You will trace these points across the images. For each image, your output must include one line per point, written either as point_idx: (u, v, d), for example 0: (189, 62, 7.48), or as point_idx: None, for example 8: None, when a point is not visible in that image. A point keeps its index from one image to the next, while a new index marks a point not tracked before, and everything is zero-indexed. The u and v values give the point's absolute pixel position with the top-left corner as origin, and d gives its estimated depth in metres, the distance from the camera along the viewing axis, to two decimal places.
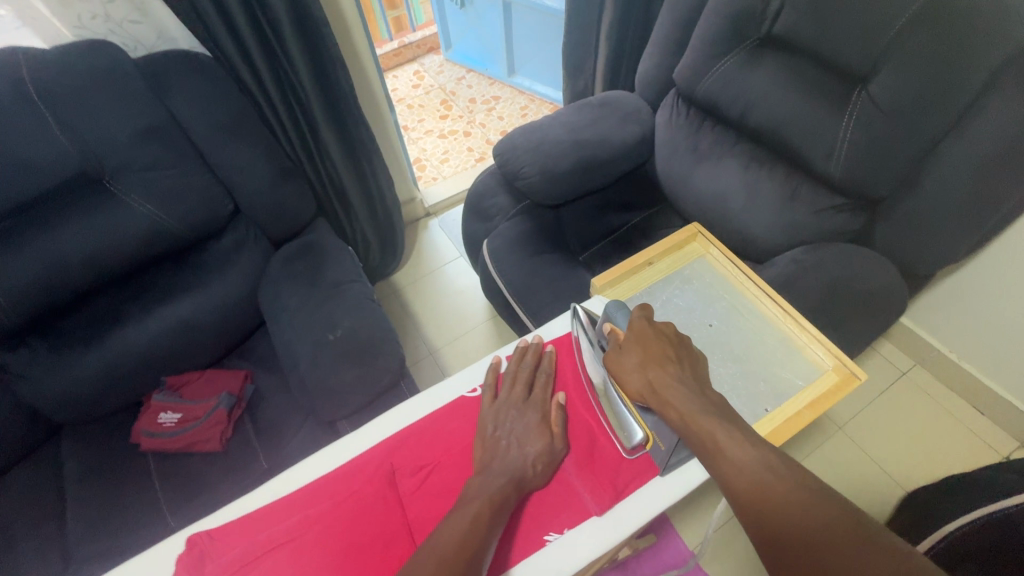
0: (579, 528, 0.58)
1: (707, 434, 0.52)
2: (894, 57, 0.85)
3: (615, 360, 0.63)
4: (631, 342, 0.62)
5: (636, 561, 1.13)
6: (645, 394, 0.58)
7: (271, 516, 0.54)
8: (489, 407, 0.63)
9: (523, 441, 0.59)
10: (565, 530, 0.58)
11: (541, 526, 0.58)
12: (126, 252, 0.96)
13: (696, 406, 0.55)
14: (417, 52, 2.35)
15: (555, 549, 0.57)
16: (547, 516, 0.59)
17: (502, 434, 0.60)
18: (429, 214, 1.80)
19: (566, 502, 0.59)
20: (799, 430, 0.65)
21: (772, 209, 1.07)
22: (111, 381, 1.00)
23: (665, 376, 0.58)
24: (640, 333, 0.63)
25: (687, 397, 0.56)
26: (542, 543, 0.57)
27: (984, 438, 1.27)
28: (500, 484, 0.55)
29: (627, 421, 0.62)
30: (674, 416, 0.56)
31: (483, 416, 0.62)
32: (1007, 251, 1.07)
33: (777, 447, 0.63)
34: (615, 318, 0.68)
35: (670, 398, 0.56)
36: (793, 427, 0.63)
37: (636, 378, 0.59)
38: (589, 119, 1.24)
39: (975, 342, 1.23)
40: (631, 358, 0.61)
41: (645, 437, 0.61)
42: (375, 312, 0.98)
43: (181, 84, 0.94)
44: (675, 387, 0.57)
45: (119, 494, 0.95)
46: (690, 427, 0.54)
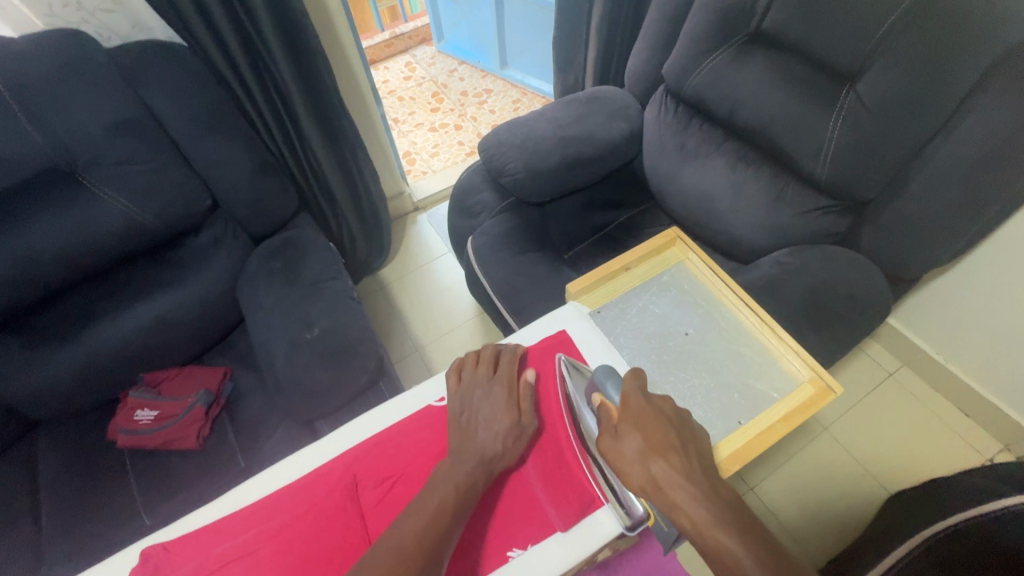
0: (544, 544, 0.57)
1: (728, 551, 0.48)
2: (884, 57, 0.83)
3: (613, 448, 0.56)
4: (630, 428, 0.56)
5: (617, 561, 1.13)
6: (649, 492, 0.52)
7: (230, 527, 0.52)
8: (454, 390, 0.62)
9: (488, 423, 0.58)
10: (529, 546, 0.57)
11: (504, 540, 0.57)
12: (101, 248, 0.95)
13: (710, 514, 0.50)
14: (409, 43, 2.32)
15: (517, 565, 0.56)
16: (511, 531, 0.58)
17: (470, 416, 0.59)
18: (418, 208, 1.78)
19: (530, 516, 0.59)
20: (771, 445, 0.64)
21: (758, 210, 1.06)
22: (87, 377, 0.98)
23: (673, 475, 0.53)
24: (640, 416, 0.57)
25: (698, 502, 0.51)
26: (505, 559, 0.56)
27: (969, 441, 1.27)
28: (466, 471, 0.54)
29: (626, 494, 0.59)
30: (687, 525, 0.50)
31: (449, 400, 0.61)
32: (995, 255, 1.06)
33: (748, 462, 0.62)
34: (605, 388, 0.61)
35: (679, 502, 0.51)
36: (765, 442, 0.63)
37: (638, 473, 0.53)
38: (576, 116, 1.22)
39: (962, 345, 1.23)
40: (632, 446, 0.55)
41: (645, 512, 0.59)
42: (354, 311, 0.97)
43: (156, 76, 0.92)
44: (685, 488, 0.52)
45: (94, 492, 0.94)
46: (706, 540, 0.49)
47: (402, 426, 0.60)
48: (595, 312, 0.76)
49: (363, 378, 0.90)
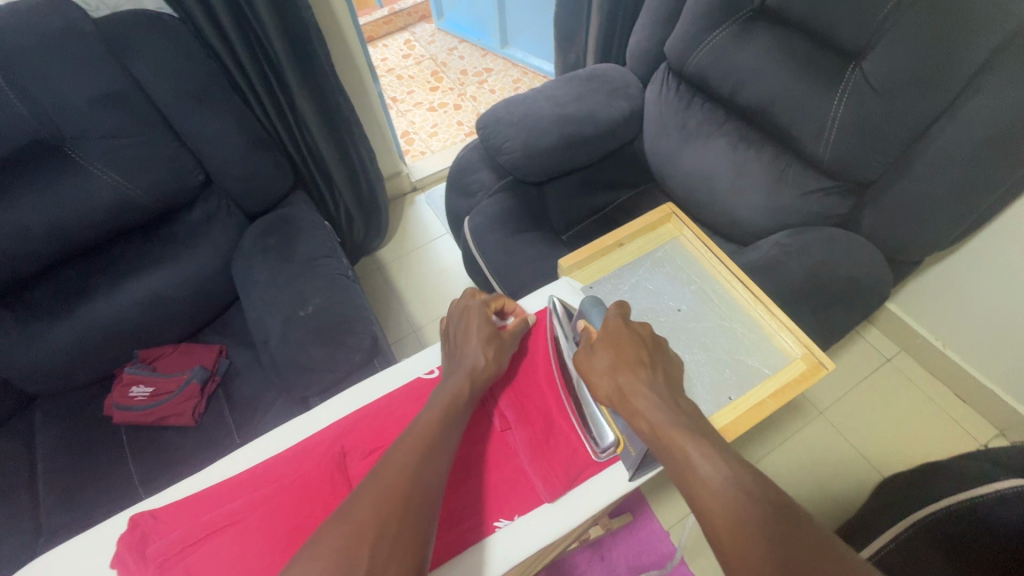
0: (531, 515, 0.58)
1: (680, 451, 0.49)
2: (890, 33, 0.81)
3: (586, 361, 0.60)
4: (605, 345, 0.60)
5: (610, 540, 1.15)
6: (613, 398, 0.56)
7: (217, 497, 0.51)
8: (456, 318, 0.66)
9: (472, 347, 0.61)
10: (515, 517, 0.58)
11: (492, 511, 0.58)
12: (95, 223, 0.94)
13: (668, 419, 0.52)
14: (408, 20, 2.27)
15: (505, 535, 0.57)
16: (498, 503, 0.59)
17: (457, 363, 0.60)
18: (416, 188, 1.77)
19: (517, 489, 0.59)
20: (763, 420, 0.63)
21: (758, 191, 1.05)
22: (81, 354, 0.98)
23: (637, 382, 0.56)
24: (614, 335, 0.60)
25: (658, 408, 0.53)
26: (492, 529, 0.57)
27: (964, 426, 1.27)
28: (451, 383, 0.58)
29: (598, 422, 0.61)
30: (645, 427, 0.53)
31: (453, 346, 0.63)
32: (999, 239, 1.05)
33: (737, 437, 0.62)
34: (590, 315, 0.65)
35: (639, 408, 0.54)
36: (755, 417, 0.62)
37: (605, 383, 0.57)
38: (575, 93, 1.20)
39: (961, 330, 1.22)
40: (603, 360, 0.58)
41: (615, 439, 0.60)
42: (348, 288, 0.96)
43: (145, 47, 0.90)
44: (646, 395, 0.55)
45: (91, 467, 0.95)
46: (661, 441, 0.51)
47: (384, 402, 0.58)
48: (588, 287, 0.75)
49: (357, 356, 0.90)
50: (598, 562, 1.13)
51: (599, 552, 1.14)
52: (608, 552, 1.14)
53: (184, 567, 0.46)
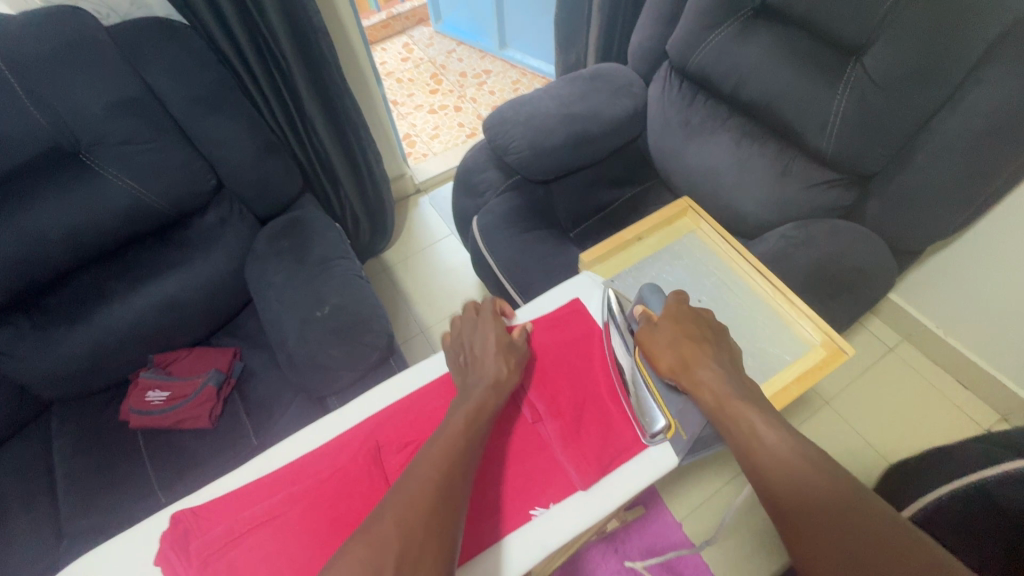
0: (565, 503, 0.59)
1: (742, 419, 0.54)
2: (889, 28, 0.83)
3: (648, 334, 0.63)
4: (669, 322, 0.64)
5: (624, 533, 1.16)
6: (676, 368, 0.60)
7: (256, 492, 0.52)
8: (455, 337, 0.65)
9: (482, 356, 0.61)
10: (550, 505, 0.59)
11: (527, 501, 0.59)
12: (110, 229, 0.95)
13: (733, 392, 0.57)
14: (406, 24, 2.29)
15: (540, 523, 0.58)
16: (534, 492, 0.59)
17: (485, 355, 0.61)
18: (420, 190, 1.78)
19: (551, 478, 0.60)
20: (785, 405, 0.65)
21: (763, 185, 1.07)
22: (97, 359, 0.99)
23: (701, 356, 0.60)
24: (678, 316, 0.64)
25: (722, 381, 0.58)
26: (527, 517, 0.58)
27: (968, 413, 1.29)
28: (475, 395, 0.57)
29: (650, 407, 0.63)
30: (708, 398, 0.57)
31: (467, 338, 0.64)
32: (997, 227, 1.07)
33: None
34: (649, 301, 0.68)
35: (703, 379, 0.58)
36: (779, 402, 0.63)
37: (668, 354, 0.61)
38: (580, 93, 1.22)
39: (963, 318, 1.24)
40: (667, 333, 0.62)
41: (665, 424, 0.62)
42: (362, 288, 0.97)
43: (158, 53, 0.91)
44: (711, 369, 0.59)
45: (110, 472, 0.95)
46: (723, 408, 0.56)
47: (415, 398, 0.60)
48: (607, 281, 0.77)
49: (374, 355, 0.91)
50: (613, 555, 1.14)
51: (613, 545, 1.15)
52: (623, 545, 1.15)
53: (227, 562, 0.47)
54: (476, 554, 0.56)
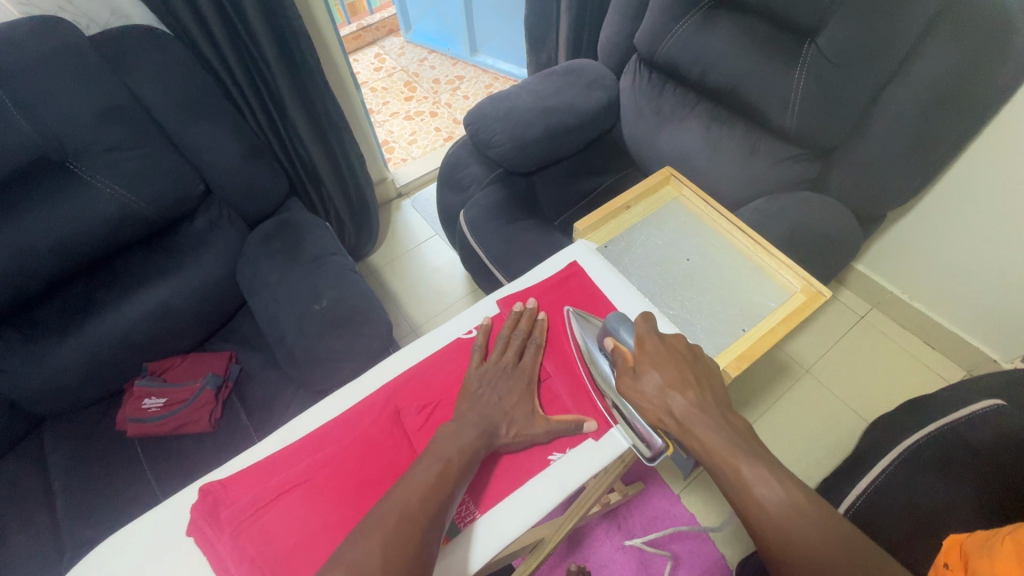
0: (581, 447, 0.59)
1: (731, 469, 0.52)
2: (839, 11, 0.91)
3: (632, 385, 0.58)
4: (646, 365, 0.58)
5: (626, 508, 1.20)
6: (667, 423, 0.55)
7: (280, 462, 0.54)
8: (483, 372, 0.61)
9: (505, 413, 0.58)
10: (567, 450, 0.58)
11: (542, 448, 0.59)
12: (98, 238, 0.94)
13: (721, 439, 0.54)
14: (377, 34, 2.32)
15: (560, 467, 0.57)
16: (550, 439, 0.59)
17: (485, 391, 0.59)
18: (401, 194, 1.81)
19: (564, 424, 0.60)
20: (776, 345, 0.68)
21: (734, 164, 1.13)
22: (89, 370, 0.97)
23: (690, 407, 0.55)
24: (655, 355, 0.59)
25: (710, 429, 0.54)
26: (547, 461, 0.58)
27: (937, 370, 1.37)
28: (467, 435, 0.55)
29: (642, 425, 0.57)
30: (697, 447, 0.54)
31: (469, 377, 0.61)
32: (948, 193, 1.16)
33: (756, 359, 0.66)
34: (618, 332, 0.61)
35: (696, 430, 0.54)
36: (768, 341, 0.67)
37: (657, 405, 0.56)
38: (555, 87, 1.27)
39: (925, 281, 1.33)
40: (652, 382, 0.57)
41: (663, 444, 0.56)
42: (358, 282, 0.99)
43: (142, 62, 0.92)
44: (703, 418, 0.55)
45: (109, 482, 0.94)
46: (712, 457, 0.53)
47: (429, 360, 0.63)
48: (602, 247, 0.80)
49: (375, 344, 0.93)
50: (616, 532, 1.17)
51: (616, 522, 1.18)
52: (625, 519, 1.19)
53: (259, 527, 0.48)
54: (498, 500, 0.56)
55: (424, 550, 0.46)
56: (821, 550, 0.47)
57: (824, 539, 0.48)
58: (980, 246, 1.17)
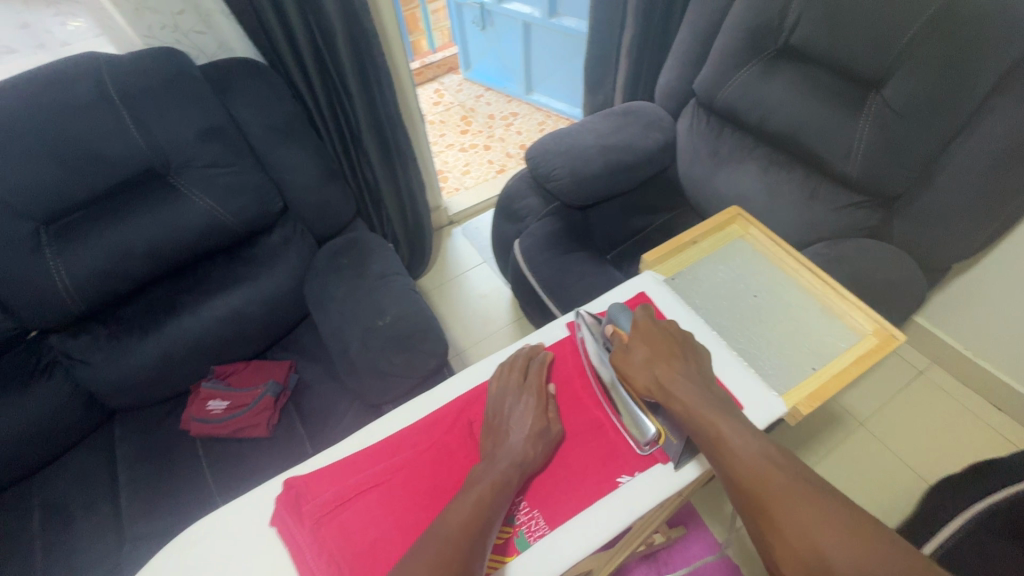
0: (650, 472, 0.60)
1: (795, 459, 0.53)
2: (904, 65, 0.93)
3: (622, 357, 0.64)
4: (639, 342, 0.64)
5: (667, 553, 1.16)
6: (653, 388, 0.60)
7: (356, 463, 0.57)
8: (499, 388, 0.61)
9: (521, 424, 0.57)
10: (636, 473, 0.60)
11: (612, 469, 0.60)
12: (185, 245, 1.01)
13: (703, 400, 0.57)
14: (437, 71, 2.47)
15: (628, 490, 0.59)
16: (617, 461, 0.61)
17: (503, 422, 0.58)
18: (453, 221, 1.87)
19: (615, 452, 0.62)
20: (846, 386, 0.68)
21: (792, 208, 1.14)
22: (163, 369, 1.03)
23: (672, 371, 0.60)
24: (648, 334, 0.65)
25: (693, 391, 0.58)
26: (615, 484, 0.59)
27: (1005, 435, 1.30)
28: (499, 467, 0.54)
29: (638, 416, 0.61)
30: (679, 406, 0.57)
31: (490, 402, 0.61)
32: (1017, 248, 1.13)
33: (828, 399, 0.66)
34: (618, 319, 0.69)
35: (678, 391, 0.58)
36: (841, 383, 0.67)
37: (644, 374, 0.61)
38: (615, 126, 1.32)
39: (991, 338, 1.27)
40: (639, 354, 0.63)
41: (656, 432, 0.60)
42: (417, 301, 1.03)
43: (242, 89, 1.02)
44: (682, 380, 0.59)
45: (170, 478, 0.98)
46: (697, 422, 0.56)
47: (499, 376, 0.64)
48: (669, 279, 0.81)
49: (432, 363, 0.96)
50: None
51: (656, 567, 1.14)
52: (666, 565, 1.15)
53: (338, 523, 0.53)
54: (567, 518, 0.57)
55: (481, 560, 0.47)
56: (789, 489, 0.50)
57: (793, 483, 0.51)
58: None
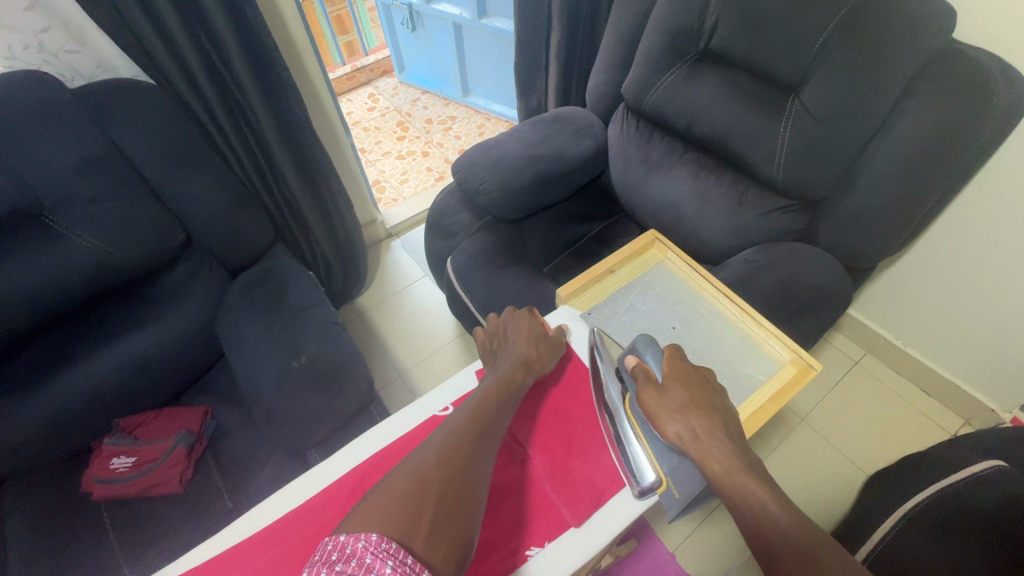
0: (559, 540, 0.61)
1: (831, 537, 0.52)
2: (819, 70, 0.92)
3: (657, 400, 0.64)
4: (675, 385, 0.65)
5: (618, 568, 1.14)
6: (685, 439, 0.60)
7: (239, 555, 0.57)
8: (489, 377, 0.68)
9: (517, 336, 0.74)
10: (545, 543, 0.61)
11: (522, 541, 0.61)
12: (72, 288, 0.91)
13: (739, 465, 0.58)
14: (370, 75, 2.37)
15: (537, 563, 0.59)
16: (528, 531, 0.61)
17: (502, 338, 0.76)
18: (391, 234, 1.80)
19: (543, 517, 0.63)
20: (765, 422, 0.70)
21: (722, 213, 1.12)
22: (55, 430, 0.92)
23: (709, 429, 0.61)
24: (679, 374, 0.66)
25: (727, 453, 0.59)
26: (524, 557, 0.59)
27: (934, 419, 1.34)
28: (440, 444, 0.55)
29: (639, 465, 0.63)
30: (716, 470, 0.58)
31: (481, 335, 0.79)
32: (939, 241, 1.15)
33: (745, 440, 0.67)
34: (645, 354, 0.70)
35: (712, 451, 0.59)
36: (759, 421, 0.68)
37: (677, 424, 0.61)
38: (544, 134, 1.28)
39: (917, 328, 1.32)
40: (675, 399, 0.63)
41: (656, 480, 0.62)
42: (339, 336, 0.97)
43: (124, 113, 0.91)
44: (719, 442, 0.60)
45: (71, 550, 0.88)
46: (728, 488, 0.56)
47: (418, 431, 0.66)
48: (586, 313, 0.82)
49: (355, 403, 0.90)
50: None
51: None
52: None
53: None
54: None
55: (476, 471, 0.54)
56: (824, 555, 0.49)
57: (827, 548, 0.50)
58: (971, 296, 1.16)
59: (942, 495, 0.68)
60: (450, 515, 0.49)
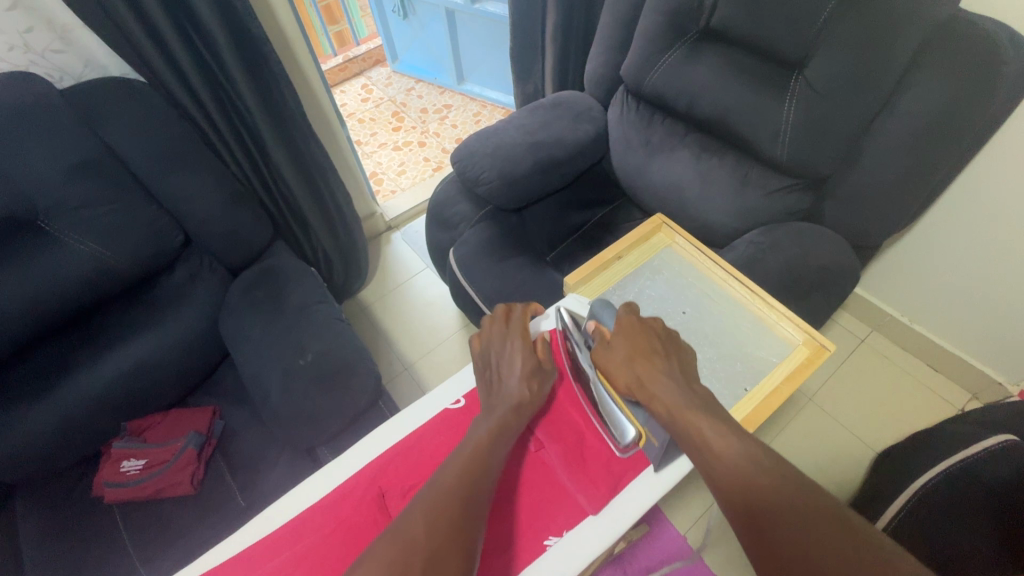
0: (578, 528, 0.61)
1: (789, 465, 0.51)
2: (823, 45, 0.90)
3: (605, 355, 0.66)
4: (620, 338, 0.66)
5: (631, 553, 1.15)
6: (633, 387, 0.62)
7: (258, 554, 0.57)
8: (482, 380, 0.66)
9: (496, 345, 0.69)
10: (563, 532, 0.61)
11: (540, 531, 0.61)
12: (69, 295, 0.90)
13: (684, 403, 0.59)
14: (363, 65, 2.34)
15: (556, 552, 0.59)
16: (546, 521, 0.61)
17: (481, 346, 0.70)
18: (391, 227, 1.78)
19: (561, 506, 0.62)
20: (780, 404, 0.69)
21: (726, 195, 1.11)
22: (65, 436, 0.92)
23: (652, 371, 0.62)
24: (628, 328, 0.67)
25: (675, 393, 0.59)
26: (544, 547, 0.60)
27: (941, 394, 1.34)
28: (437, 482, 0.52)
29: (615, 414, 0.63)
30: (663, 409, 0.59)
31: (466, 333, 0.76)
32: (946, 216, 1.14)
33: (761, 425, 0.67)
34: (601, 316, 0.71)
35: (657, 393, 0.60)
36: (773, 404, 0.68)
37: (624, 372, 0.63)
38: (542, 120, 1.26)
39: (924, 304, 1.31)
40: (620, 351, 0.65)
41: (636, 431, 0.62)
42: (344, 332, 0.96)
43: (115, 113, 0.89)
44: (663, 380, 0.61)
45: (87, 554, 0.88)
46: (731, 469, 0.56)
47: (432, 425, 0.66)
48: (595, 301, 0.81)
49: (363, 399, 0.90)
50: None
51: (620, 567, 1.13)
52: (630, 565, 1.14)
53: None
54: None
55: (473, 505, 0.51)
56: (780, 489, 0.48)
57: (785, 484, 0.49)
58: (979, 270, 1.15)
59: (952, 472, 0.71)
60: (443, 540, 0.48)
